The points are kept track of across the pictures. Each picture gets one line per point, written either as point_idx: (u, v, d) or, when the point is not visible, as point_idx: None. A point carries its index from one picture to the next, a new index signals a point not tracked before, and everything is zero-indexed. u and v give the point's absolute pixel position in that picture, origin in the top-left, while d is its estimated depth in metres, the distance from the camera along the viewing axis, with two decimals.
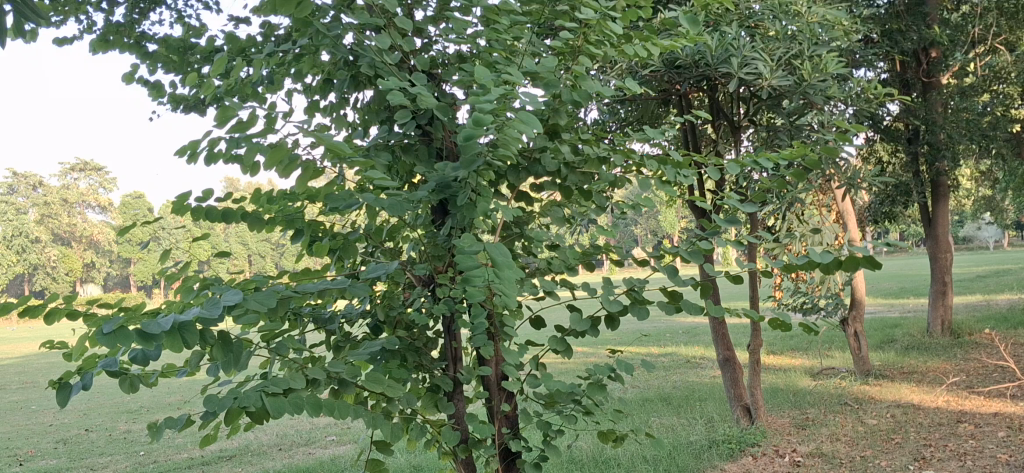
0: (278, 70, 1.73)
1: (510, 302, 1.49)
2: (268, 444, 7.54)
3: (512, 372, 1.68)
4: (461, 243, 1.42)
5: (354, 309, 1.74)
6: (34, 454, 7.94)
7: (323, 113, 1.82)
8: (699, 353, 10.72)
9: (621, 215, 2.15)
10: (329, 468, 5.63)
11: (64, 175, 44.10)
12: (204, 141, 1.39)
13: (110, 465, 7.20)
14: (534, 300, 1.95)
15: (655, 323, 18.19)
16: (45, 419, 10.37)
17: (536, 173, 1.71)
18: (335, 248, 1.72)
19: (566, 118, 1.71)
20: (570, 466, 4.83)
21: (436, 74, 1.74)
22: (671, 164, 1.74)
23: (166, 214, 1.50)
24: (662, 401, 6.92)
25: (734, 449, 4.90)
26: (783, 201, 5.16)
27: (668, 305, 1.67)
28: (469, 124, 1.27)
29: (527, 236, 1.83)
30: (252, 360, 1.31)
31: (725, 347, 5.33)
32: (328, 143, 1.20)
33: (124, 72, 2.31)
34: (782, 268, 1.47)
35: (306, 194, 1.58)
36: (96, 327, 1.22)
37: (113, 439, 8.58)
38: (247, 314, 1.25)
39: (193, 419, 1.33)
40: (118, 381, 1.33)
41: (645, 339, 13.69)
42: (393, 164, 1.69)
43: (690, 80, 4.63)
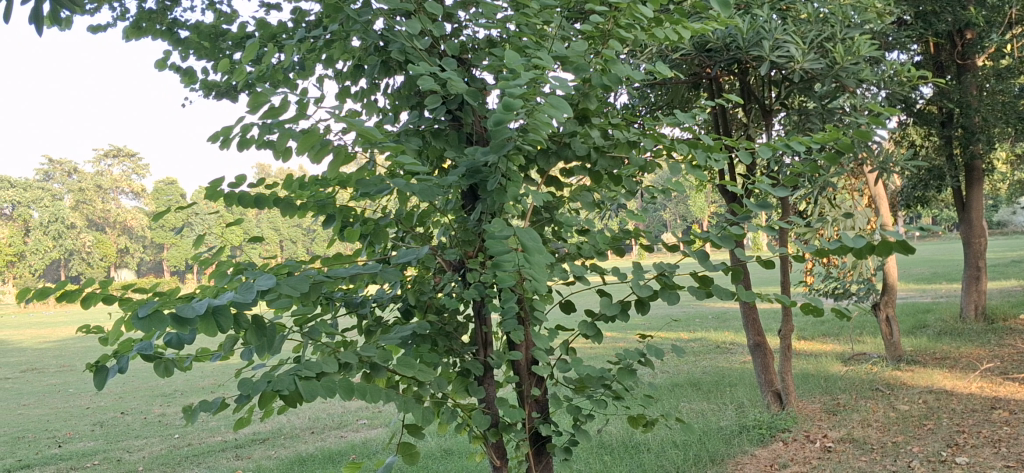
0: (309, 56, 1.74)
1: (540, 287, 1.49)
2: (300, 428, 7.60)
3: (541, 357, 1.68)
4: (491, 228, 1.42)
5: (385, 293, 1.75)
6: (72, 436, 8.07)
7: (354, 99, 1.83)
8: (728, 339, 10.68)
9: (652, 201, 2.14)
10: (361, 450, 5.67)
11: (97, 162, 44.68)
12: (237, 126, 1.40)
13: (146, 447, 7.29)
14: (565, 285, 1.95)
15: (685, 308, 18.12)
16: (82, 401, 10.53)
17: (566, 157, 1.71)
18: (366, 233, 1.72)
19: (596, 102, 1.70)
20: (598, 450, 4.84)
21: (466, 59, 1.75)
22: (703, 148, 1.73)
23: (199, 200, 1.52)
24: (692, 386, 6.91)
25: (765, 434, 4.88)
26: (815, 185, 5.10)
27: (699, 290, 1.66)
28: (499, 109, 1.27)
29: (557, 221, 1.82)
30: (286, 343, 1.31)
31: (755, 332, 5.32)
32: (359, 129, 1.20)
33: (157, 59, 2.32)
34: (814, 253, 1.45)
35: (337, 180, 1.59)
36: (132, 310, 1.23)
37: (148, 422, 8.69)
38: (281, 298, 1.26)
39: (227, 402, 1.34)
40: (153, 364, 1.34)
41: (675, 324, 13.65)
42: (424, 149, 1.70)
43: (720, 64, 4.60)
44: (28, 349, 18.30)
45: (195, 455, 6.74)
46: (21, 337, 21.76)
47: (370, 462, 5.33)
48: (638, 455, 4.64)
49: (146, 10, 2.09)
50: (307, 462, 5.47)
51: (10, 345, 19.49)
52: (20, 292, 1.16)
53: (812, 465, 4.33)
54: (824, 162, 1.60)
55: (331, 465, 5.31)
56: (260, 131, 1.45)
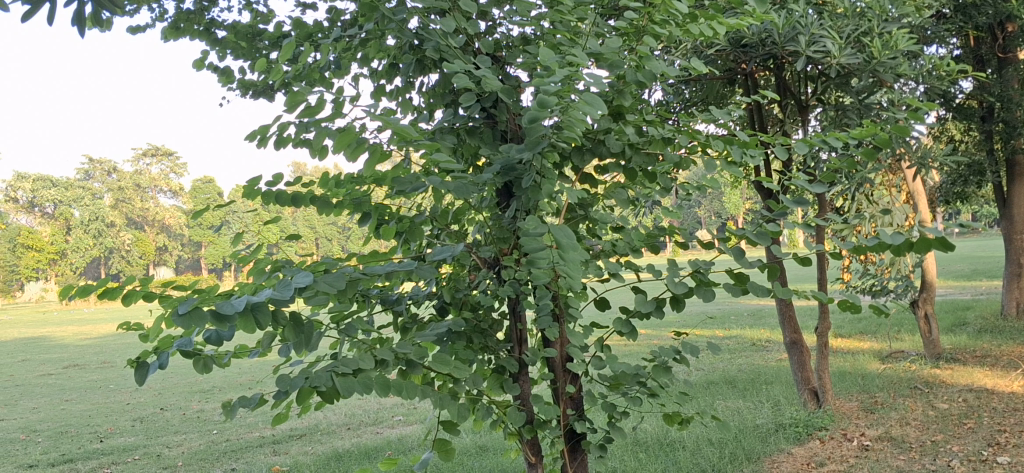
0: (345, 55, 1.75)
1: (575, 284, 1.50)
2: (336, 424, 7.65)
3: (575, 354, 1.68)
4: (525, 225, 1.43)
5: (420, 290, 1.76)
6: (113, 431, 8.18)
7: (390, 98, 1.84)
8: (764, 336, 10.61)
9: (687, 198, 2.13)
10: (396, 447, 5.71)
11: (136, 161, 45.30)
12: (275, 126, 1.42)
13: (185, 443, 7.37)
14: (599, 283, 1.94)
15: (720, 305, 18.03)
16: (123, 397, 10.69)
17: (600, 154, 1.70)
18: (401, 231, 1.73)
19: (630, 98, 1.70)
20: (634, 448, 4.82)
21: (499, 56, 1.75)
22: (739, 144, 1.71)
23: (236, 197, 1.54)
24: (728, 383, 6.87)
25: (802, 433, 4.85)
26: (852, 181, 5.05)
27: (735, 287, 1.65)
28: (533, 107, 1.28)
29: (592, 218, 1.82)
30: (323, 339, 1.32)
31: (792, 330, 5.29)
32: (395, 127, 1.21)
33: (195, 59, 2.35)
34: (851, 250, 1.43)
35: (372, 178, 1.60)
36: (172, 308, 1.24)
37: (188, 418, 8.79)
38: (318, 295, 1.26)
39: (265, 398, 1.35)
40: (193, 361, 1.35)
41: (710, 321, 13.57)
42: (458, 147, 1.70)
43: (755, 59, 4.56)
44: (71, 345, 18.60)
45: (233, 450, 6.81)
46: (64, 333, 22.10)
47: (406, 458, 5.36)
48: (673, 453, 4.62)
49: (184, 10, 2.11)
50: (344, 458, 5.51)
51: (53, 341, 19.83)
52: (64, 290, 1.18)
53: (850, 464, 4.29)
54: (861, 157, 1.58)
55: (367, 461, 5.35)
56: (297, 130, 1.46)
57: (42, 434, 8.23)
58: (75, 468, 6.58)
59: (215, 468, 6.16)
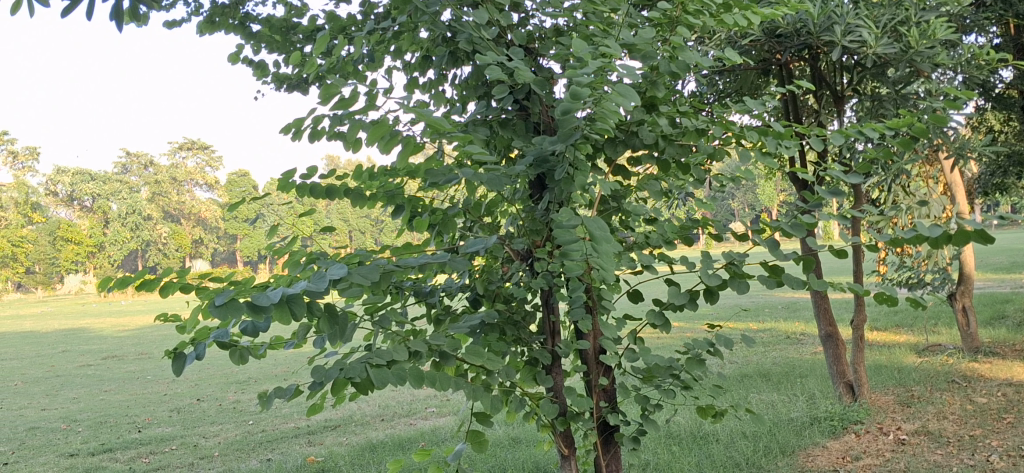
0: (379, 48, 1.76)
1: (608, 276, 1.49)
2: (370, 415, 7.70)
3: (609, 346, 1.67)
4: (558, 217, 1.43)
5: (453, 283, 1.76)
6: (151, 422, 8.28)
7: (423, 90, 1.84)
8: (798, 329, 10.53)
9: (720, 189, 2.11)
10: (429, 438, 5.72)
11: (172, 155, 45.80)
12: (309, 118, 1.43)
13: (221, 433, 7.45)
14: (632, 275, 1.94)
15: (754, 298, 17.91)
16: (160, 388, 10.84)
17: (633, 146, 1.69)
18: (434, 223, 1.73)
19: (664, 90, 1.69)
20: (667, 440, 4.81)
21: (532, 48, 1.75)
22: (773, 135, 1.69)
23: (272, 190, 1.55)
24: (761, 376, 6.83)
25: (837, 426, 4.81)
26: (889, 172, 5.00)
27: (769, 280, 1.63)
28: (566, 99, 1.28)
29: (625, 210, 1.81)
30: (357, 330, 1.33)
31: (827, 323, 5.25)
32: (427, 119, 1.21)
33: (230, 53, 2.36)
34: (888, 242, 1.41)
35: (406, 170, 1.60)
36: (209, 300, 1.26)
37: (224, 408, 8.89)
38: (352, 287, 1.27)
39: (300, 389, 1.36)
40: (228, 352, 1.36)
41: (744, 314, 13.48)
42: (491, 139, 1.70)
43: (790, 49, 4.52)
44: (109, 336, 18.88)
45: (268, 441, 6.88)
46: (103, 325, 22.44)
47: (439, 449, 5.38)
48: (707, 446, 4.60)
49: (219, 5, 2.12)
50: (378, 449, 5.54)
51: (93, 332, 20.14)
52: (103, 281, 1.19)
53: (885, 458, 4.25)
54: (897, 148, 1.56)
55: (401, 452, 5.37)
56: (332, 123, 1.47)
57: (82, 424, 8.36)
58: (114, 458, 6.67)
59: (251, 458, 6.22)
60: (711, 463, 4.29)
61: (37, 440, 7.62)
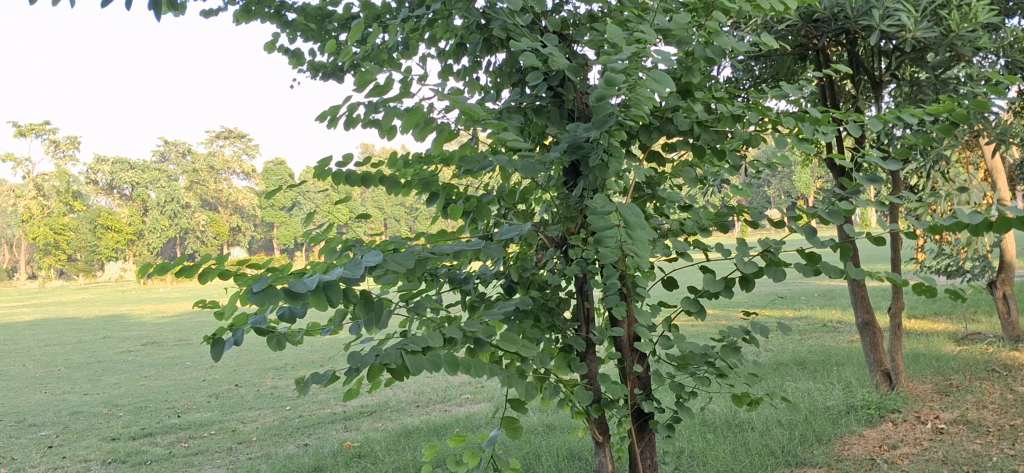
0: (413, 36, 1.76)
1: (643, 263, 1.49)
2: (406, 401, 7.75)
3: (643, 333, 1.67)
4: (593, 204, 1.42)
5: (488, 270, 1.77)
6: (190, 407, 8.39)
7: (457, 78, 1.85)
8: (835, 317, 10.43)
9: (756, 176, 2.09)
10: (464, 424, 5.75)
11: (209, 143, 46.24)
12: (345, 106, 1.44)
13: (259, 419, 7.54)
14: (667, 262, 1.93)
15: (791, 285, 17.77)
16: (199, 373, 10.96)
17: (668, 132, 1.69)
18: (468, 210, 1.73)
19: (699, 76, 1.68)
20: (702, 428, 4.79)
21: (567, 35, 1.74)
22: (809, 121, 1.67)
23: (308, 177, 1.57)
24: (797, 364, 6.78)
25: (873, 414, 4.77)
26: (927, 158, 4.92)
27: (806, 268, 1.62)
28: (601, 86, 1.27)
29: (659, 197, 1.80)
30: (392, 317, 1.34)
31: (864, 310, 5.21)
32: (462, 106, 1.21)
33: (266, 42, 2.36)
34: (927, 229, 1.39)
35: (440, 158, 1.61)
36: (247, 286, 1.27)
37: (261, 394, 8.98)
38: (388, 274, 1.28)
39: (337, 374, 1.37)
40: (267, 338, 1.38)
41: (780, 301, 13.39)
42: (525, 126, 1.71)
43: (827, 34, 4.47)
44: (149, 323, 19.15)
45: (306, 426, 6.95)
46: (143, 311, 22.77)
47: (475, 435, 5.41)
48: (742, 434, 4.58)
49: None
50: (413, 435, 5.58)
51: (133, 319, 20.43)
52: (142, 268, 1.21)
53: (923, 447, 4.21)
54: (938, 134, 1.53)
55: (435, 438, 5.40)
56: (367, 110, 1.48)
57: (123, 409, 8.50)
58: (154, 442, 6.77)
59: (288, 443, 6.29)
60: (746, 451, 4.26)
61: (80, 424, 7.76)
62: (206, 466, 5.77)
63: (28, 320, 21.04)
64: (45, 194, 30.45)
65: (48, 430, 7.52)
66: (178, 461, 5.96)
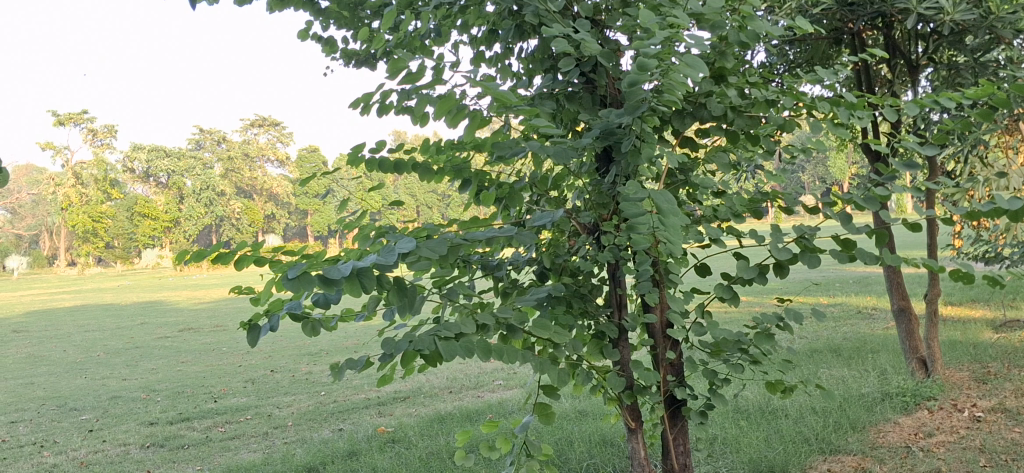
0: (445, 22, 1.77)
1: (676, 249, 1.49)
2: (439, 387, 7.78)
3: (676, 320, 1.67)
4: (625, 191, 1.42)
5: (521, 256, 1.77)
6: (227, 392, 8.49)
7: (489, 64, 1.85)
8: (870, 303, 10.32)
9: (791, 162, 2.07)
10: (497, 410, 5.76)
11: (243, 131, 46.60)
12: (377, 93, 1.45)
13: (295, 404, 7.61)
14: (700, 249, 1.92)
15: (825, 272, 17.62)
16: (235, 359, 11.08)
17: (702, 118, 1.68)
18: (500, 197, 1.73)
19: (733, 60, 1.67)
20: (735, 415, 4.77)
21: (599, 21, 1.74)
22: (844, 106, 1.65)
23: (341, 164, 1.58)
24: (832, 352, 6.73)
25: (909, 402, 4.73)
26: (966, 142, 4.84)
27: (841, 254, 1.60)
28: (633, 71, 1.27)
29: (692, 184, 1.79)
30: (426, 303, 1.34)
31: (899, 297, 5.17)
32: (494, 92, 1.22)
33: (299, 30, 2.38)
34: (963, 215, 1.37)
35: (472, 144, 1.61)
36: (282, 272, 1.28)
37: (297, 379, 9.07)
38: (420, 260, 1.28)
39: (371, 359, 1.38)
40: (302, 324, 1.39)
41: (815, 288, 13.29)
42: (557, 113, 1.70)
43: (863, 18, 4.40)
44: (185, 309, 19.37)
45: (341, 411, 7.01)
46: (180, 298, 23.02)
47: (508, 421, 5.42)
48: (776, 421, 4.55)
49: None
50: (447, 421, 5.60)
51: (170, 305, 20.68)
52: (179, 255, 1.22)
53: (960, 435, 4.16)
54: (976, 118, 1.51)
55: (468, 424, 5.42)
56: (400, 97, 1.49)
57: (161, 394, 8.62)
58: (191, 426, 6.86)
59: (324, 428, 6.34)
60: (780, 438, 4.24)
61: (119, 408, 7.88)
62: (242, 450, 5.84)
63: (70, 306, 21.37)
64: (83, 182, 30.87)
65: (88, 414, 7.64)
66: (215, 445, 6.04)
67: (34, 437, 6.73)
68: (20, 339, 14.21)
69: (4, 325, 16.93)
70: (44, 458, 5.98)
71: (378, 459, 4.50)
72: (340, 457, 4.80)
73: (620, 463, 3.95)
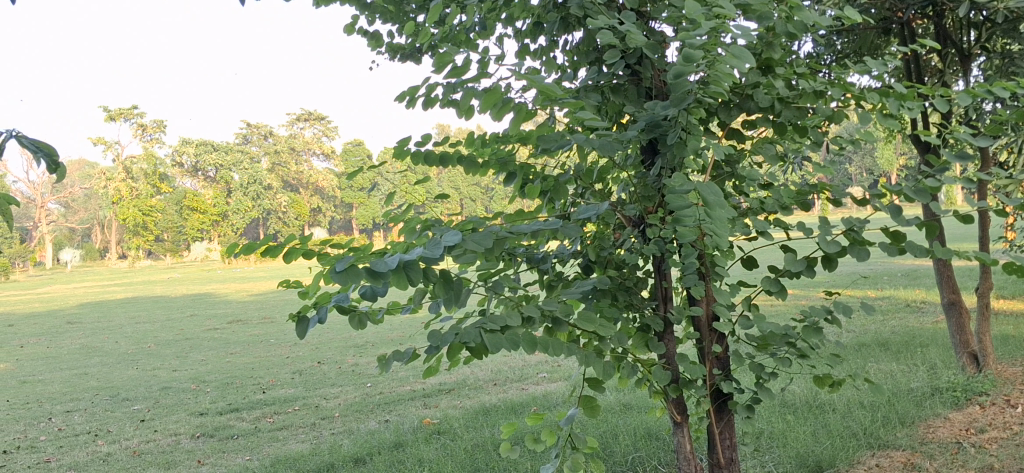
0: (490, 16, 1.77)
1: (722, 242, 1.49)
2: (483, 379, 7.80)
3: (722, 313, 1.65)
4: (671, 183, 1.41)
5: (566, 249, 1.77)
6: (275, 383, 8.60)
7: (534, 57, 1.85)
8: (920, 297, 10.16)
9: (839, 154, 2.05)
10: (542, 403, 5.77)
11: (288, 125, 47.04)
12: (423, 87, 1.47)
13: (341, 395, 7.69)
14: (747, 241, 1.90)
15: (874, 265, 17.38)
16: (283, 351, 11.21)
17: (748, 110, 1.67)
18: (545, 190, 1.73)
19: (780, 51, 1.66)
20: (782, 409, 4.72)
21: (645, 13, 1.74)
22: (894, 97, 1.62)
23: (387, 157, 1.60)
24: (880, 345, 6.65)
25: (960, 397, 4.65)
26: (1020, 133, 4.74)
27: (890, 247, 1.57)
28: (678, 64, 1.26)
29: (738, 176, 1.78)
30: (472, 295, 1.34)
31: (949, 291, 5.09)
32: (539, 86, 1.22)
33: (346, 24, 2.40)
34: (1016, 207, 1.34)
35: (517, 137, 1.62)
36: (330, 265, 1.29)
37: (343, 371, 9.16)
38: (467, 253, 1.28)
39: (417, 352, 1.39)
40: (348, 317, 1.40)
41: (864, 282, 13.10)
42: (602, 105, 1.70)
43: (913, 7, 4.33)
44: (234, 301, 19.64)
45: (387, 403, 7.06)
46: (228, 290, 23.33)
47: (553, 414, 5.42)
48: (823, 416, 4.50)
49: None
50: (491, 413, 5.61)
51: (218, 297, 20.97)
52: (229, 248, 1.24)
53: (1013, 431, 4.08)
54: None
55: (513, 416, 5.43)
56: (446, 91, 1.50)
57: (210, 384, 8.75)
58: (240, 417, 6.95)
59: (370, 419, 6.39)
60: (827, 432, 4.19)
61: (170, 399, 8.01)
62: (291, 441, 5.91)
63: (121, 298, 21.75)
64: (134, 176, 31.38)
65: (140, 404, 7.78)
66: (263, 436, 6.12)
67: (89, 426, 6.86)
68: (74, 331, 14.52)
69: (59, 316, 17.28)
70: (99, 446, 6.10)
71: (423, 450, 4.53)
72: (386, 448, 4.83)
73: (665, 457, 3.92)
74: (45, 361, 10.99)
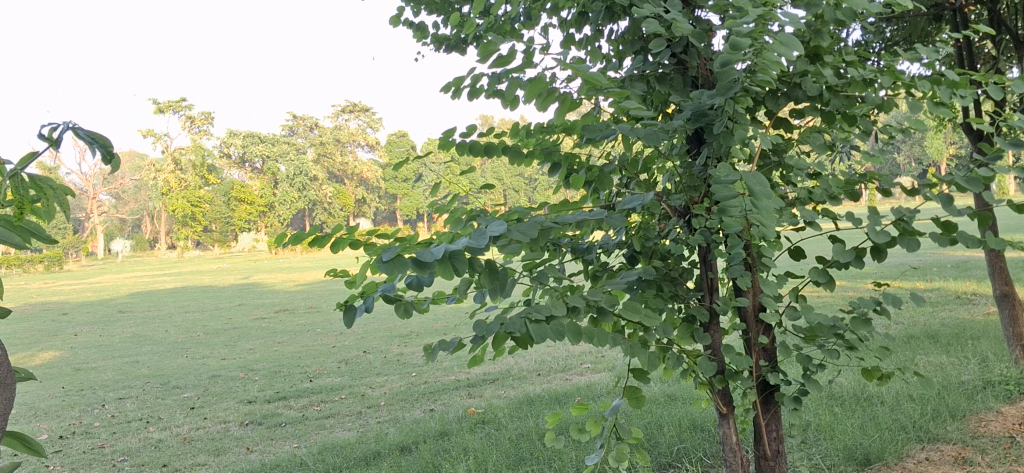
0: (535, 6, 1.77)
1: (768, 231, 1.47)
2: (527, 369, 7.82)
3: (769, 304, 1.64)
4: (716, 172, 1.40)
5: (611, 239, 1.77)
6: (321, 372, 8.69)
7: (579, 47, 1.84)
8: (971, 288, 9.97)
9: (887, 143, 2.02)
10: (585, 393, 5.76)
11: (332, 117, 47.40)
12: (469, 77, 1.47)
13: (386, 384, 7.75)
14: (794, 231, 1.88)
15: (924, 256, 17.06)
16: (329, 340, 11.32)
17: (796, 98, 1.65)
18: (590, 180, 1.73)
19: (829, 39, 1.63)
20: (829, 402, 4.67)
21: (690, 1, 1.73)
22: (945, 85, 1.59)
23: (432, 147, 1.60)
24: (930, 337, 6.55)
25: (1013, 390, 4.55)
26: None
27: (941, 237, 1.54)
28: (725, 51, 1.25)
29: (785, 165, 1.76)
30: (517, 286, 1.34)
31: (1003, 283, 4.99)
32: (585, 74, 1.21)
33: (391, 16, 2.41)
34: None
35: (562, 127, 1.62)
36: (376, 254, 1.30)
37: (388, 360, 9.22)
38: (512, 243, 1.28)
39: (463, 342, 1.39)
40: (394, 306, 1.41)
41: (913, 273, 12.88)
42: (647, 94, 1.70)
43: None
44: (281, 291, 19.86)
45: (432, 392, 7.11)
46: (275, 280, 23.59)
47: (598, 404, 5.42)
48: (871, 408, 4.44)
49: None
50: (535, 403, 5.62)
51: (265, 287, 21.22)
52: (277, 238, 1.25)
53: None
54: None
55: (557, 406, 5.44)
56: (491, 81, 1.50)
57: (258, 373, 8.87)
58: (288, 405, 7.04)
59: (415, 408, 6.44)
60: (875, 425, 4.13)
61: (219, 387, 8.14)
62: (337, 429, 5.97)
63: (170, 288, 22.09)
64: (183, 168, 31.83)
65: (190, 392, 7.91)
66: (311, 424, 6.20)
67: (141, 413, 7.00)
68: (126, 319, 14.79)
69: (110, 305, 17.62)
70: (150, 433, 6.21)
71: (469, 439, 4.55)
72: (432, 436, 4.87)
73: (711, 449, 3.91)
74: (98, 349, 11.21)
